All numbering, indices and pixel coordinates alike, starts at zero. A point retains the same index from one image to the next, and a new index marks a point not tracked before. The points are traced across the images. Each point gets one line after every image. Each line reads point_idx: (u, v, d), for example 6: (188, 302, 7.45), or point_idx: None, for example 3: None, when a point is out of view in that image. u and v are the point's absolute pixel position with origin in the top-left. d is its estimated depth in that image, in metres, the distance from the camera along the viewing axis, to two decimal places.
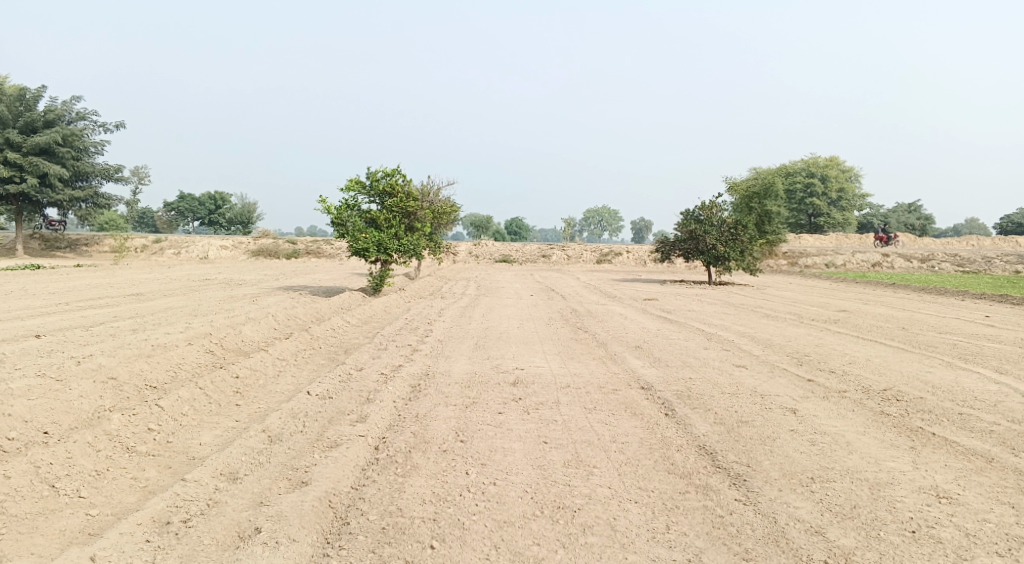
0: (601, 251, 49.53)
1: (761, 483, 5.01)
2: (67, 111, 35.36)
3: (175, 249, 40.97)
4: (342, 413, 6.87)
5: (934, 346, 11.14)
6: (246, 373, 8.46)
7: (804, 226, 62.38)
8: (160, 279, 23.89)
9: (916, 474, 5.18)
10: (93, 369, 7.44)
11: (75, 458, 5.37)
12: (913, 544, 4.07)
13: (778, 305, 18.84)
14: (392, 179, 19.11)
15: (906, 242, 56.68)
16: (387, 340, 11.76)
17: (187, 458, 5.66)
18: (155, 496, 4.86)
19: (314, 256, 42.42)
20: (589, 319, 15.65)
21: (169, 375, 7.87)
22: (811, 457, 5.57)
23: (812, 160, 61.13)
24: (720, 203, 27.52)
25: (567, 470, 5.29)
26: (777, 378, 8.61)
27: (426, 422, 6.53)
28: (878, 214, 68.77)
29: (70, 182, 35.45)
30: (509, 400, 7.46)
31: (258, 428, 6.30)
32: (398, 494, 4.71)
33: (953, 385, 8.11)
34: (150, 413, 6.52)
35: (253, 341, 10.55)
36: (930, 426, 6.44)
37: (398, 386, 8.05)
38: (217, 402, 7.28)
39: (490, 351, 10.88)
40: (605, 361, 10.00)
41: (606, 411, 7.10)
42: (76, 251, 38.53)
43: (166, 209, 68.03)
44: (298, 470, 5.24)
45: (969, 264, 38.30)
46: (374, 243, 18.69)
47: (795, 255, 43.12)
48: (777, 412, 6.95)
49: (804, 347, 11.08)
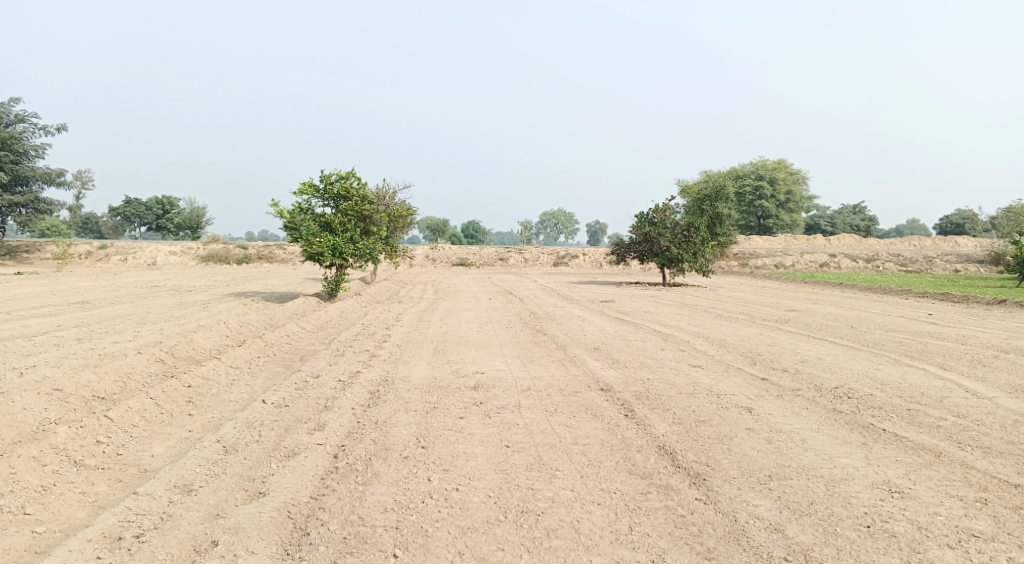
0: (559, 253, 49.89)
1: (720, 482, 5.11)
2: (5, 113, 33.77)
3: (120, 256, 39.45)
4: (299, 421, 6.72)
5: (881, 344, 11.56)
6: (199, 382, 8.19)
7: (754, 228, 64.16)
8: (105, 286, 22.97)
9: (869, 470, 5.37)
10: (36, 380, 7.07)
11: (18, 473, 5.09)
12: (868, 539, 4.21)
13: (731, 306, 19.32)
14: (347, 182, 18.82)
15: (851, 243, 58.90)
16: (344, 347, 11.57)
17: (139, 471, 5.43)
18: (105, 511, 4.65)
19: (267, 261, 41.45)
20: (548, 321, 15.72)
21: (118, 385, 7.55)
22: (768, 455, 5.71)
23: (761, 163, 63.00)
24: (673, 207, 28.08)
25: (530, 474, 5.29)
26: (733, 377, 8.82)
27: (386, 429, 6.43)
28: (824, 216, 71.23)
29: (9, 186, 33.80)
30: (470, 405, 7.43)
31: (212, 438, 6.10)
32: (360, 503, 4.63)
33: (901, 382, 8.44)
34: (98, 425, 6.23)
35: (206, 349, 10.21)
36: (880, 422, 6.68)
37: (356, 392, 7.92)
38: (170, 411, 7.03)
39: (450, 355, 10.82)
40: (565, 364, 10.06)
41: (568, 413, 7.13)
42: (14, 258, 36.72)
43: (110, 213, 65.49)
44: (255, 481, 5.09)
45: (910, 264, 40.00)
46: (329, 248, 18.35)
47: (747, 257, 44.29)
48: (733, 411, 7.11)
49: (757, 346, 11.37)
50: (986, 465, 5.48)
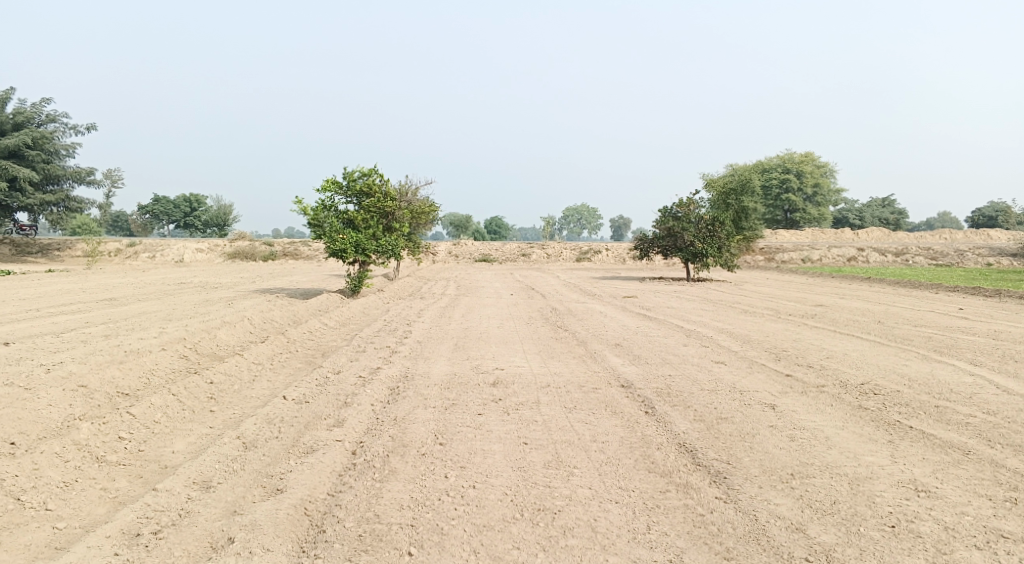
0: (581, 249, 49.65)
1: (742, 481, 5.01)
2: (37, 114, 34.62)
3: (149, 253, 40.21)
4: (319, 417, 6.76)
5: (909, 339, 11.29)
6: (221, 378, 8.30)
7: (780, 222, 63.14)
8: (134, 283, 23.43)
9: (894, 468, 5.22)
10: (63, 377, 7.23)
11: (42, 469, 5.19)
12: (893, 539, 4.09)
13: (755, 301, 19.02)
14: (369, 179, 18.93)
15: (881, 236, 57.66)
16: (365, 343, 11.64)
17: (160, 467, 5.51)
18: (125, 507, 4.72)
19: (292, 258, 41.92)
20: (569, 317, 15.63)
21: (142, 381, 7.68)
22: (790, 453, 5.59)
23: (787, 156, 61.89)
24: (698, 200, 27.62)
25: (547, 471, 5.25)
26: (756, 374, 8.67)
27: (404, 425, 6.44)
28: (852, 209, 69.85)
29: (41, 186, 34.64)
30: (489, 401, 7.42)
31: (232, 434, 6.17)
32: (376, 500, 4.63)
33: (930, 378, 8.22)
34: (121, 422, 6.35)
35: (229, 346, 10.35)
36: (907, 419, 6.51)
37: (376, 388, 7.95)
38: (191, 408, 7.12)
39: (470, 351, 10.81)
40: (585, 360, 9.99)
41: (587, 410, 7.08)
42: (47, 256, 37.64)
43: (140, 211, 66.77)
44: (273, 478, 5.13)
45: (941, 257, 39.03)
46: (351, 244, 18.47)
47: (772, 251, 43.63)
48: (755, 408, 6.98)
49: (782, 342, 11.17)
50: (1017, 463, 5.30)
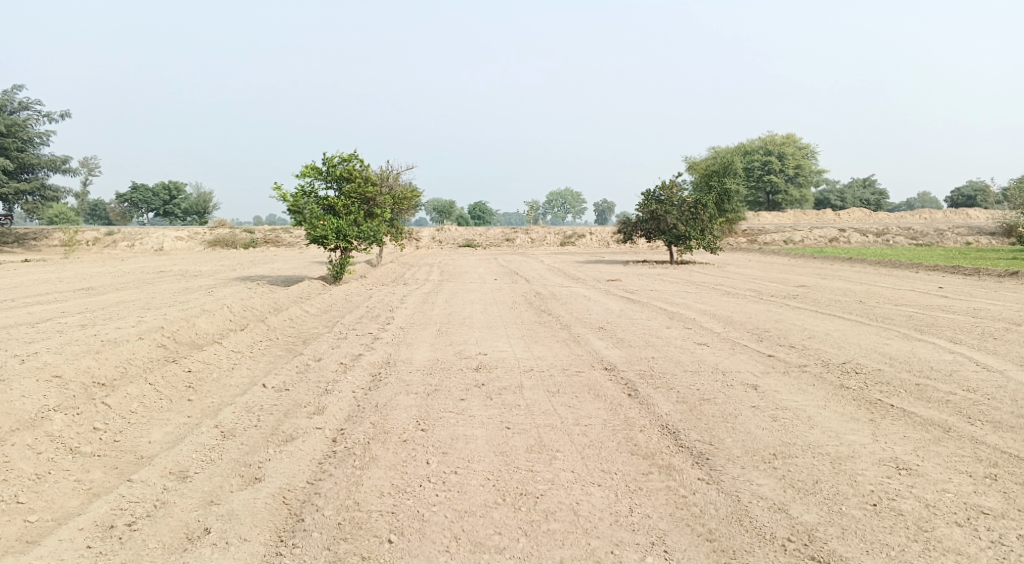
0: (566, 232, 49.62)
1: (724, 461, 5.01)
2: (8, 100, 33.68)
3: (128, 242, 39.52)
4: (299, 405, 6.67)
5: (890, 318, 11.39)
6: (200, 367, 8.16)
7: (763, 204, 63.48)
8: (111, 272, 23.01)
9: (875, 447, 5.25)
10: (36, 367, 7.05)
11: (12, 462, 5.06)
12: (874, 517, 4.11)
13: (739, 283, 19.11)
14: (349, 163, 18.67)
15: (861, 217, 58.20)
16: (347, 330, 11.51)
17: (135, 458, 5.39)
18: (98, 499, 4.61)
19: (274, 245, 41.47)
20: (553, 301, 15.59)
21: (118, 371, 7.52)
22: (773, 433, 5.60)
23: (769, 138, 62.07)
24: (680, 183, 27.67)
25: (530, 455, 5.21)
26: (739, 354, 8.69)
27: (386, 412, 6.37)
28: (834, 191, 70.40)
29: (15, 174, 33.84)
30: (472, 386, 7.36)
31: (210, 423, 6.06)
32: (356, 488, 4.56)
33: (909, 356, 8.29)
34: (95, 412, 6.21)
35: (208, 334, 10.18)
36: (888, 398, 6.55)
37: (358, 375, 7.86)
38: (169, 397, 6.99)
39: (453, 337, 10.74)
40: (569, 344, 9.96)
41: (571, 393, 7.04)
42: (22, 246, 36.86)
43: (118, 199, 65.62)
44: (251, 467, 5.04)
45: (920, 237, 39.47)
46: (332, 230, 18.25)
47: (755, 233, 43.88)
48: (738, 388, 6.99)
49: (765, 323, 11.22)
50: (996, 440, 5.35)
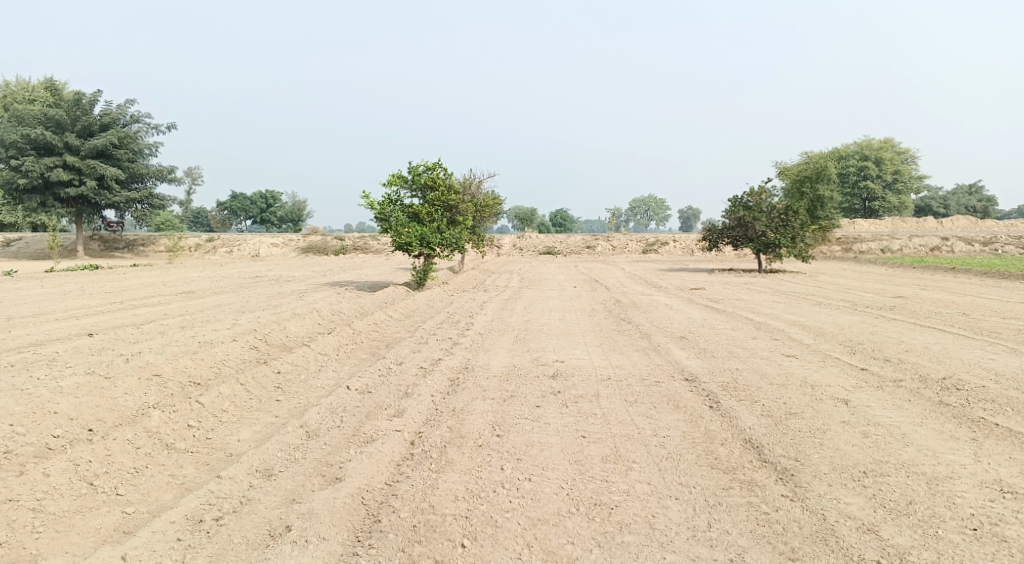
0: (647, 240, 48.72)
1: (810, 479, 4.74)
2: (122, 115, 36.64)
3: (227, 248, 42.18)
4: (380, 407, 6.87)
5: (998, 332, 10.47)
6: (288, 368, 8.58)
7: (858, 211, 59.98)
8: (211, 277, 24.52)
9: (978, 468, 4.82)
10: (140, 366, 7.65)
11: (115, 455, 5.50)
12: (975, 544, 3.77)
13: (830, 293, 18.13)
14: (433, 172, 19.17)
15: (969, 225, 53.97)
16: (428, 334, 11.76)
17: (225, 455, 5.74)
18: (189, 493, 4.93)
19: (361, 252, 43.10)
20: (633, 310, 15.33)
21: (212, 371, 8.03)
22: (864, 450, 5.25)
23: (865, 142, 58.70)
24: (769, 189, 26.60)
25: (605, 465, 5.13)
26: (829, 367, 8.22)
27: (463, 416, 6.46)
28: (937, 197, 65.62)
29: (126, 184, 36.82)
30: (548, 393, 7.35)
31: (295, 423, 6.35)
32: (431, 491, 4.65)
33: (1020, 373, 7.57)
34: (190, 410, 6.65)
35: (297, 337, 10.68)
36: (994, 416, 6.01)
37: (436, 379, 8.01)
38: (258, 397, 7.38)
39: (531, 343, 10.76)
40: (647, 353, 9.76)
41: (648, 404, 6.89)
42: (133, 252, 40.06)
43: (219, 209, 70.15)
44: (332, 466, 5.24)
45: None
46: (416, 237, 18.75)
47: (850, 241, 41.51)
48: (828, 403, 6.61)
49: (858, 335, 10.57)
50: None
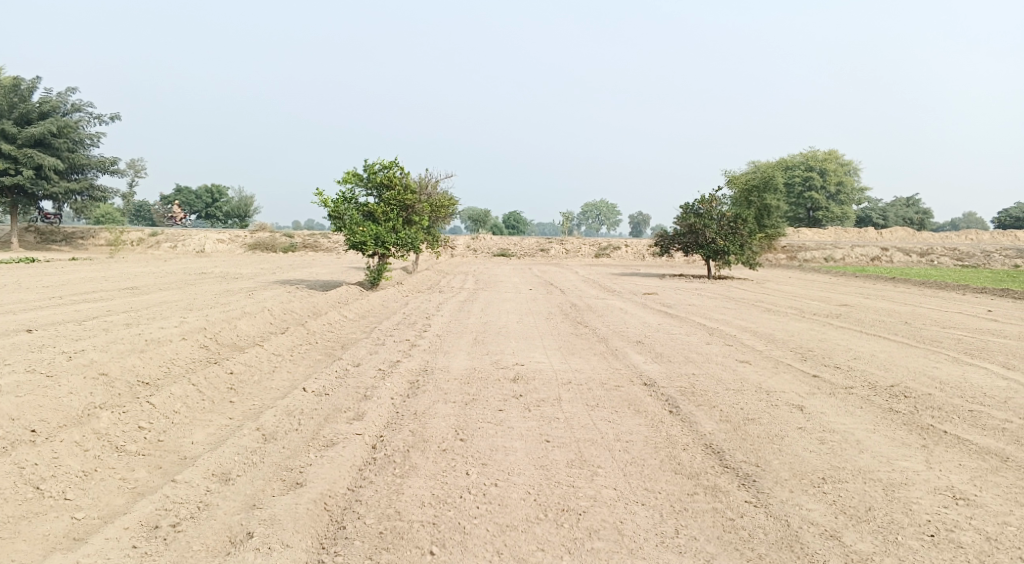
0: (600, 244, 49.31)
1: (772, 484, 4.84)
2: (62, 103, 34.91)
3: (171, 243, 40.66)
4: (338, 410, 6.70)
5: (937, 341, 10.97)
6: (241, 368, 8.29)
7: (803, 220, 62.14)
8: (154, 273, 23.57)
9: (930, 474, 5.02)
10: (85, 364, 7.24)
11: (62, 458, 5.18)
12: (932, 549, 3.92)
13: (778, 300, 18.70)
14: (390, 171, 18.93)
15: (904, 237, 56.63)
16: (384, 335, 11.58)
17: (179, 458, 5.48)
18: (143, 498, 4.69)
19: (312, 250, 42.17)
20: (589, 313, 15.46)
21: (161, 370, 7.68)
22: (821, 456, 5.40)
23: (811, 154, 60.91)
24: (720, 197, 27.24)
25: (571, 470, 5.12)
26: (782, 374, 8.44)
27: (424, 420, 6.36)
28: (876, 208, 68.60)
29: (65, 174, 35.04)
30: (510, 397, 7.31)
31: (251, 426, 6.12)
32: (397, 496, 4.54)
33: (961, 381, 7.94)
34: (140, 411, 6.33)
35: (249, 337, 10.33)
36: (941, 423, 6.28)
37: (395, 382, 7.87)
38: (211, 398, 7.10)
39: (490, 346, 10.71)
40: (606, 357, 9.84)
41: (610, 408, 6.93)
42: (70, 245, 38.16)
43: (163, 202, 67.62)
44: (292, 471, 5.07)
45: (967, 258, 38.10)
46: (371, 236, 18.43)
47: (794, 250, 42.96)
48: (784, 409, 6.79)
49: (807, 342, 10.91)
50: None
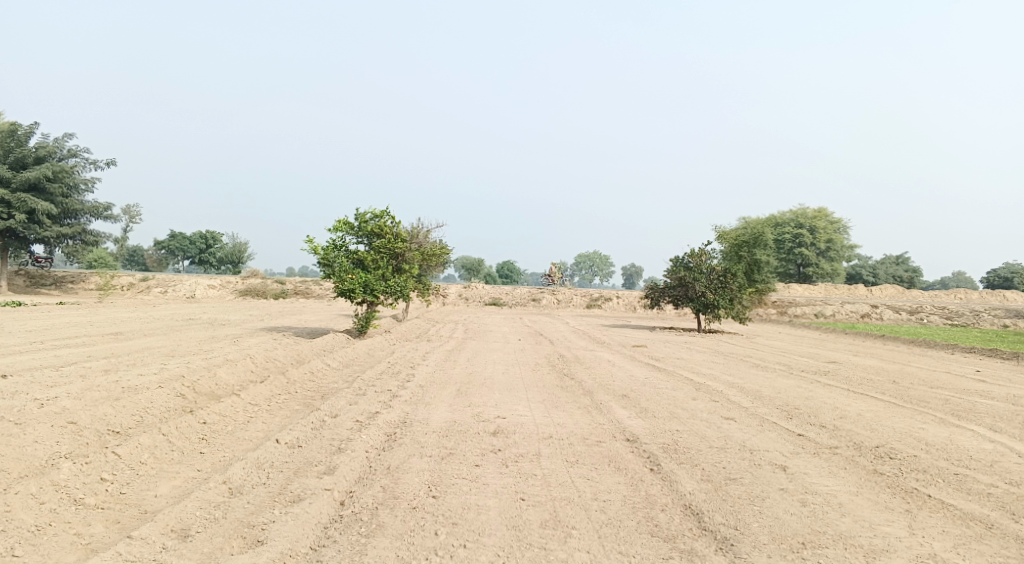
0: (592, 296, 49.44)
1: (749, 549, 4.69)
2: (59, 149, 35.31)
3: (161, 288, 40.48)
4: (310, 463, 6.52)
5: (925, 401, 10.89)
6: (215, 418, 8.10)
7: (793, 276, 62.68)
8: (140, 318, 23.39)
9: (914, 541, 4.88)
10: (54, 411, 7.05)
11: (15, 511, 4.98)
12: None
13: (767, 355, 18.64)
14: (381, 220, 19.10)
15: (894, 294, 57.07)
16: (366, 385, 11.41)
17: (139, 512, 5.28)
18: (95, 556, 4.49)
19: (302, 297, 42.05)
20: (577, 366, 15.31)
21: (134, 419, 7.50)
22: (802, 519, 5.26)
23: (800, 211, 61.94)
24: (710, 251, 27.51)
25: (543, 531, 4.96)
26: (766, 432, 8.31)
27: (398, 475, 6.18)
28: (866, 265, 69.42)
29: (59, 218, 35.12)
30: (488, 451, 7.15)
31: (218, 479, 5.94)
32: (360, 558, 4.36)
33: (947, 443, 7.83)
34: (104, 462, 6.14)
35: (227, 385, 10.14)
36: (925, 487, 6.16)
37: (372, 435, 7.68)
38: (181, 449, 6.91)
39: (472, 398, 10.53)
40: (590, 411, 9.70)
41: (590, 465, 6.78)
42: (60, 289, 37.98)
43: (156, 247, 67.80)
44: (254, 528, 4.88)
45: (956, 317, 38.30)
46: (360, 284, 18.35)
47: (785, 305, 43.16)
48: (766, 468, 6.66)
49: (794, 399, 10.80)
50: None
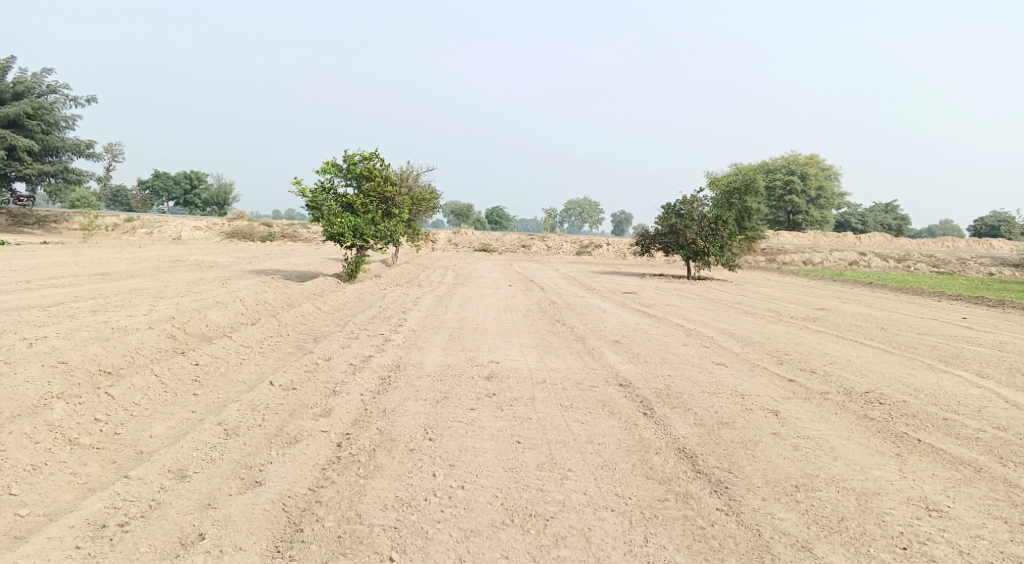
0: (582, 242, 49.35)
1: (744, 492, 4.76)
2: (37, 84, 34.09)
3: (147, 229, 39.84)
4: (305, 406, 6.51)
5: (912, 347, 11.05)
6: (208, 360, 8.04)
7: (782, 224, 62.82)
8: (127, 259, 23.06)
9: (904, 484, 4.97)
10: (43, 352, 6.94)
11: (8, 450, 4.93)
12: None
13: (756, 302, 18.79)
14: (370, 162, 18.66)
15: (882, 242, 57.49)
16: (358, 329, 11.37)
17: (135, 452, 5.26)
18: (92, 495, 4.48)
19: (290, 240, 41.62)
20: (568, 311, 15.34)
21: (125, 360, 7.42)
22: (795, 463, 5.34)
23: (792, 157, 61.56)
24: (701, 198, 27.32)
25: (540, 473, 5.00)
26: (758, 377, 8.40)
27: (394, 418, 6.19)
28: (855, 213, 69.63)
29: (39, 156, 34.17)
30: (482, 395, 7.17)
31: (213, 420, 5.92)
32: (359, 498, 4.38)
33: (936, 389, 7.95)
34: (98, 403, 6.08)
35: (218, 327, 10.05)
36: (914, 431, 6.26)
37: (367, 378, 7.67)
38: (174, 390, 6.86)
39: (465, 342, 10.54)
40: (582, 356, 9.75)
41: (584, 409, 6.82)
42: (43, 228, 37.26)
43: (140, 187, 66.54)
44: (252, 469, 4.87)
45: (943, 265, 38.69)
46: (349, 228, 18.08)
47: (774, 252, 43.35)
48: (759, 413, 6.73)
49: (784, 345, 10.90)
50: None
